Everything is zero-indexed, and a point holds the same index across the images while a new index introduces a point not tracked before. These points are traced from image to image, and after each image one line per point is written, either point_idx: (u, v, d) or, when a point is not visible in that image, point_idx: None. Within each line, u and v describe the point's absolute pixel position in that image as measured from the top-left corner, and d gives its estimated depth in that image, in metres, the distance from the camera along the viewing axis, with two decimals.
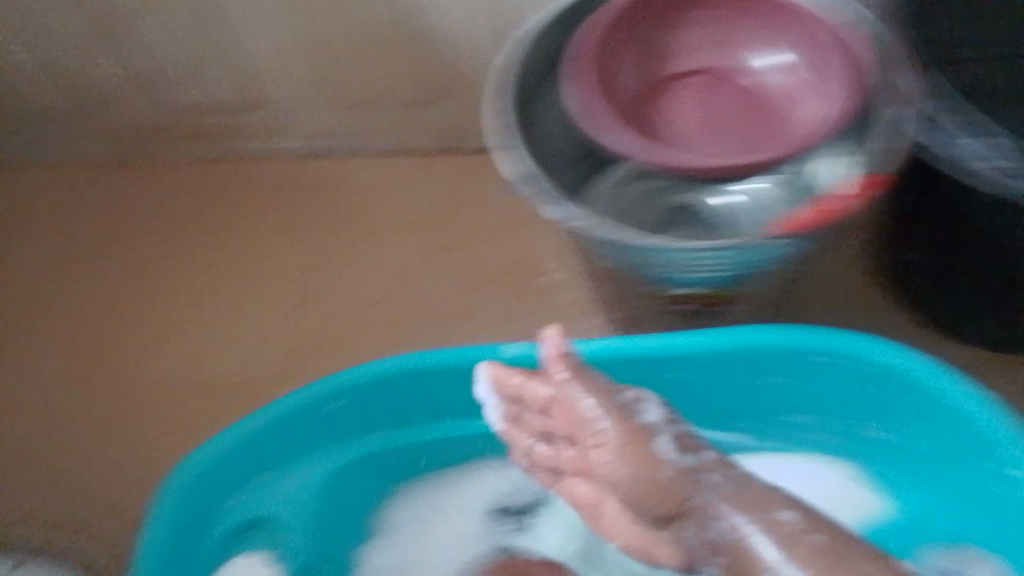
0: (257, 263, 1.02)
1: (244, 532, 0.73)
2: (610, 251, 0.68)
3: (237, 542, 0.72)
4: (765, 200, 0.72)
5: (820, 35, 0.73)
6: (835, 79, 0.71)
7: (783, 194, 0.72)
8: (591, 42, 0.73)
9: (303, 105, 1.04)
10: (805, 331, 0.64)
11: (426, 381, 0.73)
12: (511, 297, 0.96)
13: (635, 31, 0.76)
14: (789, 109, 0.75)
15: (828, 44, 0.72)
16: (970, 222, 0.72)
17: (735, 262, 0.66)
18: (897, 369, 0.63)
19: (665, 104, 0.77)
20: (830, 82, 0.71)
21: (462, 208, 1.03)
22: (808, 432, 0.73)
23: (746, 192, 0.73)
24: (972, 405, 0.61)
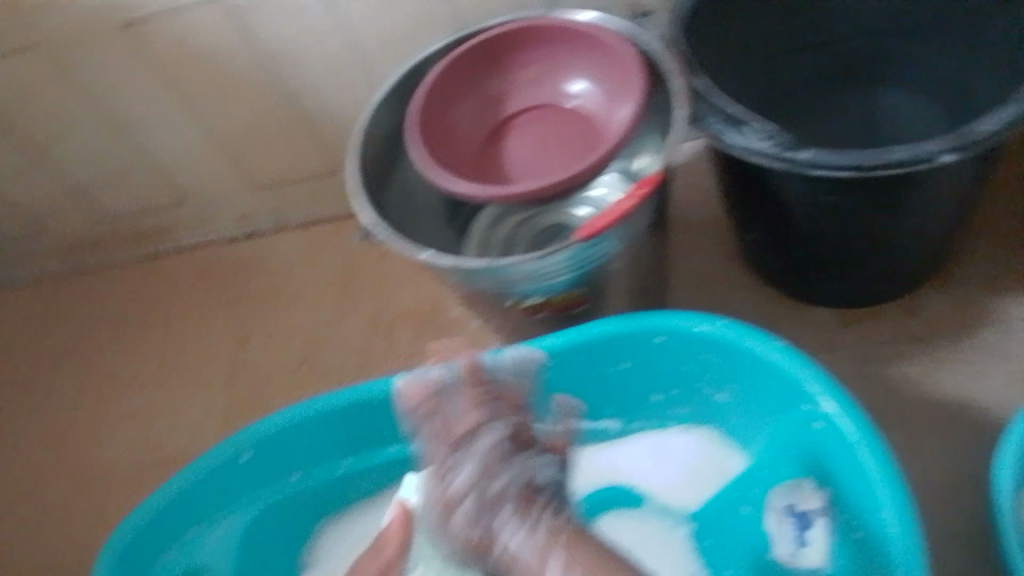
0: (202, 339, 1.14)
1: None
2: (460, 277, 0.78)
3: None
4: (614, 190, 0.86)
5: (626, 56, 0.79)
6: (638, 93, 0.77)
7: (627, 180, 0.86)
8: (418, 104, 0.81)
9: (221, 196, 1.16)
10: (624, 320, 0.77)
11: (331, 421, 0.84)
12: (419, 337, 1.06)
13: (463, 84, 0.84)
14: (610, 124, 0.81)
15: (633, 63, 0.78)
16: (786, 209, 0.80)
17: (563, 264, 0.75)
18: (715, 336, 0.74)
19: (504, 142, 0.85)
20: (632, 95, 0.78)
21: (370, 261, 1.14)
22: (656, 402, 0.85)
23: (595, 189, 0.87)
24: (780, 353, 0.71)
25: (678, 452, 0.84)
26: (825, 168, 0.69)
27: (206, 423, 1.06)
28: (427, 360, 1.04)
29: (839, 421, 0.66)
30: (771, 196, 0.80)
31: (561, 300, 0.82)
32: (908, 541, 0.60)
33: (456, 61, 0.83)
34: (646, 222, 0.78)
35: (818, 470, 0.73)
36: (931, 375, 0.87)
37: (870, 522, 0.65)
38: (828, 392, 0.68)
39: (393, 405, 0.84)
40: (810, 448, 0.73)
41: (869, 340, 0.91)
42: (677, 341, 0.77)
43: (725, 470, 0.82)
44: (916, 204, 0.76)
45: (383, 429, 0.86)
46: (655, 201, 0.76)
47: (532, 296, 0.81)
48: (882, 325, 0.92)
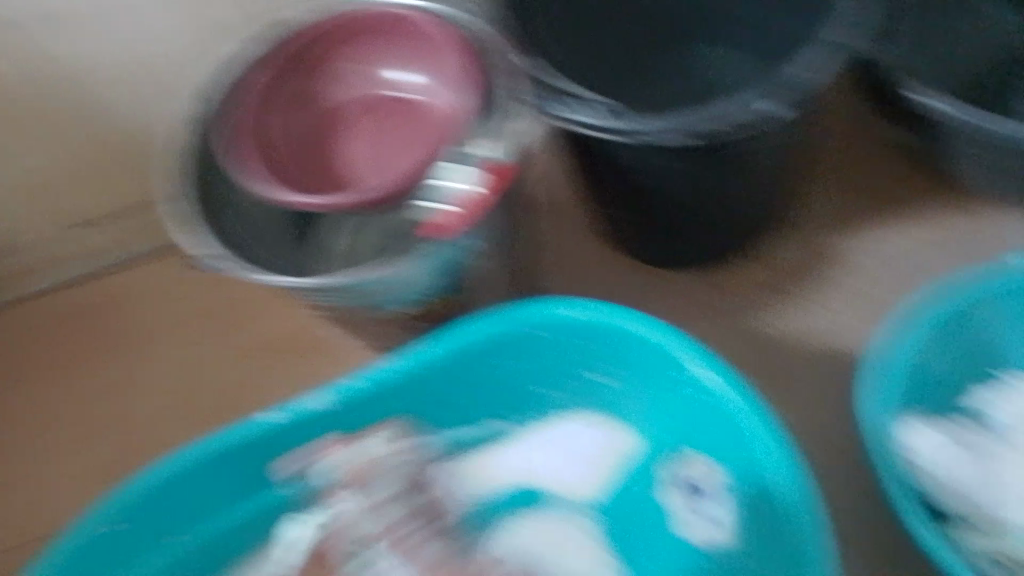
0: (33, 402, 1.01)
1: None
2: (322, 297, 0.75)
3: None
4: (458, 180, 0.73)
5: (444, 40, 0.80)
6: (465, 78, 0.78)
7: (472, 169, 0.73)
8: (246, 118, 0.80)
9: (33, 243, 1.03)
10: (498, 321, 0.76)
11: (204, 473, 0.76)
12: (281, 360, 1.00)
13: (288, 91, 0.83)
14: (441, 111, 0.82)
15: (452, 47, 0.79)
16: (634, 183, 0.80)
17: (428, 270, 0.74)
18: (592, 322, 0.75)
19: (340, 147, 0.84)
20: (461, 81, 0.79)
21: (213, 288, 1.05)
22: (543, 395, 0.84)
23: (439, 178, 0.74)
24: (659, 334, 0.73)
25: (570, 441, 0.85)
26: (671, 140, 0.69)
27: (58, 494, 0.96)
28: (295, 384, 0.99)
29: (728, 394, 0.70)
30: (618, 171, 0.79)
31: (432, 305, 0.80)
32: (803, 504, 0.66)
33: (280, 72, 0.82)
34: (504, 217, 0.78)
35: (702, 434, 0.77)
36: (793, 322, 0.90)
37: (764, 483, 0.69)
38: (710, 364, 0.71)
39: (271, 444, 0.77)
40: (699, 418, 0.76)
41: (731, 297, 0.93)
42: (556, 333, 0.77)
43: (616, 448, 0.84)
44: (756, 164, 0.78)
45: (260, 470, 0.80)
46: (508, 194, 0.75)
47: (397, 305, 0.78)
48: (741, 280, 0.94)
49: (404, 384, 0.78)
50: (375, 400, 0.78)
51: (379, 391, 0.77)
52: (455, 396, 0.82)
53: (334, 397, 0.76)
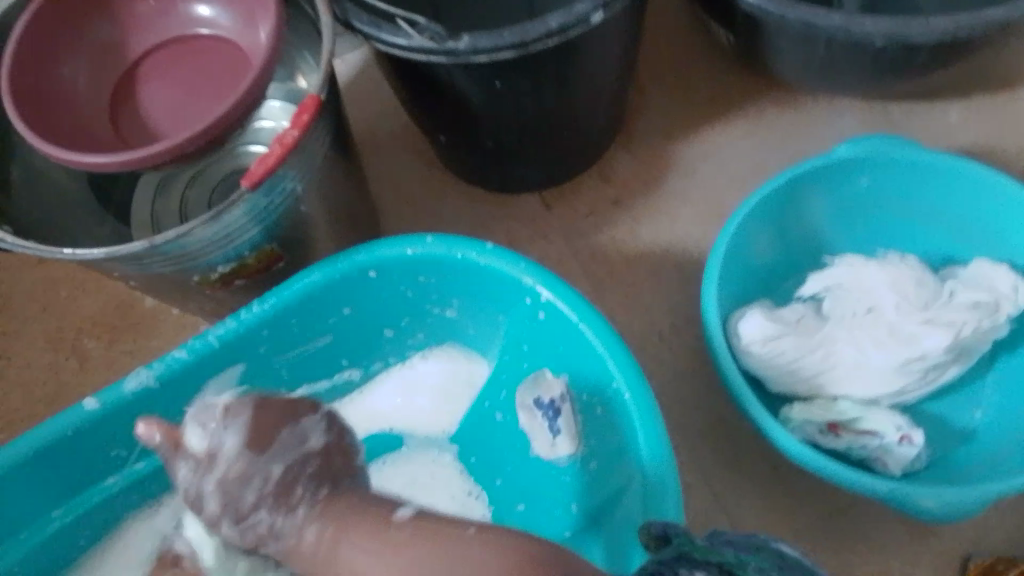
0: None
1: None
2: (126, 266, 0.66)
3: None
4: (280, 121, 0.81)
5: None
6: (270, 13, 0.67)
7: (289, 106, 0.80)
8: (6, 71, 0.65)
9: None
10: (326, 267, 0.71)
11: (26, 475, 0.70)
12: (114, 341, 0.93)
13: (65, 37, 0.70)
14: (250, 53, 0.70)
15: None
16: (461, 105, 0.77)
17: (240, 223, 0.66)
18: (425, 255, 0.70)
19: (135, 98, 0.73)
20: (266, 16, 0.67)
21: (26, 272, 0.96)
22: (389, 337, 0.80)
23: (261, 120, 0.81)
24: (488, 255, 0.69)
25: (422, 380, 0.83)
26: (487, 52, 0.65)
27: None
28: (132, 365, 0.92)
29: (557, 303, 0.67)
30: (444, 95, 0.76)
31: (257, 260, 0.73)
32: (644, 408, 0.62)
33: (46, 14, 0.67)
34: (325, 153, 0.70)
35: (550, 356, 0.73)
36: (634, 233, 0.91)
37: (608, 396, 0.66)
38: (545, 281, 0.68)
39: (98, 430, 0.72)
40: (543, 338, 0.73)
41: (574, 215, 0.93)
42: (390, 271, 0.72)
43: (472, 381, 0.82)
44: (583, 75, 0.76)
45: (92, 459, 0.74)
46: (326, 127, 0.67)
47: (219, 264, 0.70)
48: (582, 197, 0.94)
49: (234, 347, 0.73)
50: (205, 369, 0.73)
51: (207, 360, 0.72)
52: (296, 353, 0.77)
53: (157, 372, 0.70)
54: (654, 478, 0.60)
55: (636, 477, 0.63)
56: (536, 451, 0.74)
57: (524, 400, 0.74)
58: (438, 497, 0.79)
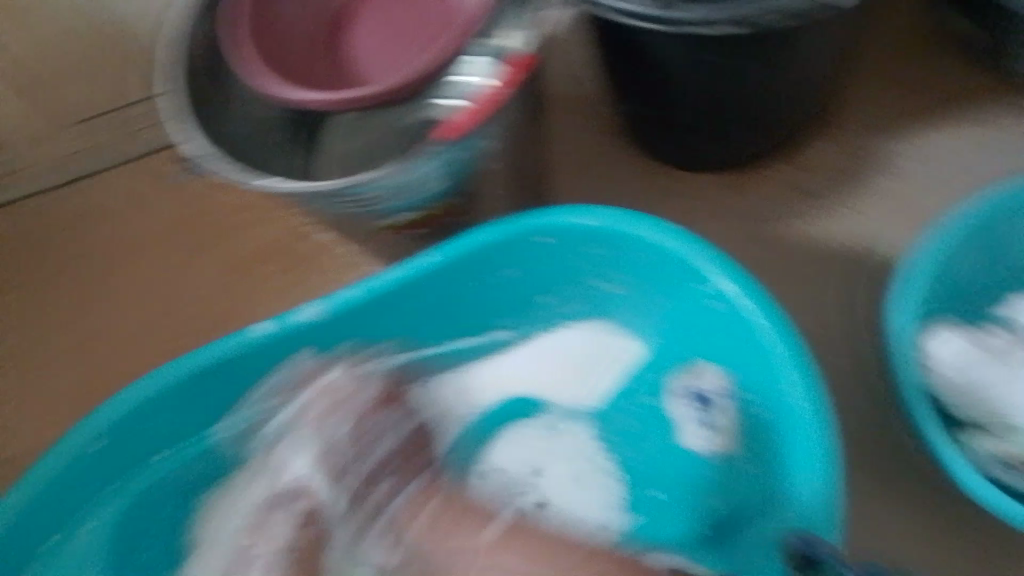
0: (27, 311, 0.98)
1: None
2: (318, 202, 0.70)
3: None
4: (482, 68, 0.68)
5: None
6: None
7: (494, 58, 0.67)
8: (244, 20, 0.74)
9: None
10: (499, 227, 0.69)
11: (194, 386, 0.72)
12: (283, 271, 0.96)
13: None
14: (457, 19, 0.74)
15: None
16: (664, 77, 0.74)
17: (430, 175, 0.67)
18: (602, 228, 0.68)
19: (349, 38, 0.79)
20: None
21: (212, 195, 1.01)
22: (546, 304, 0.78)
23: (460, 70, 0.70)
24: (667, 235, 0.66)
25: (571, 350, 0.79)
26: (711, 26, 0.63)
27: (52, 404, 0.93)
28: (297, 297, 0.95)
29: (734, 297, 0.63)
30: (649, 65, 0.74)
31: (438, 211, 0.74)
32: (813, 420, 0.58)
33: None
34: (517, 114, 0.70)
35: (710, 348, 0.70)
36: (817, 231, 0.86)
37: (770, 400, 0.63)
38: (728, 273, 0.64)
39: (265, 354, 0.73)
40: (711, 331, 0.69)
41: (755, 204, 0.88)
42: (564, 240, 0.70)
43: (628, 360, 0.78)
44: (793, 57, 0.71)
45: (248, 384, 0.75)
46: (520, 93, 0.68)
47: (401, 213, 0.72)
48: (767, 185, 0.88)
49: (399, 293, 0.73)
50: (371, 310, 0.73)
51: (373, 302, 0.73)
52: (457, 307, 0.76)
53: (326, 307, 0.72)
54: (808, 490, 0.57)
55: (788, 492, 0.60)
56: (682, 440, 0.75)
57: (676, 388, 0.75)
58: (574, 469, 0.78)
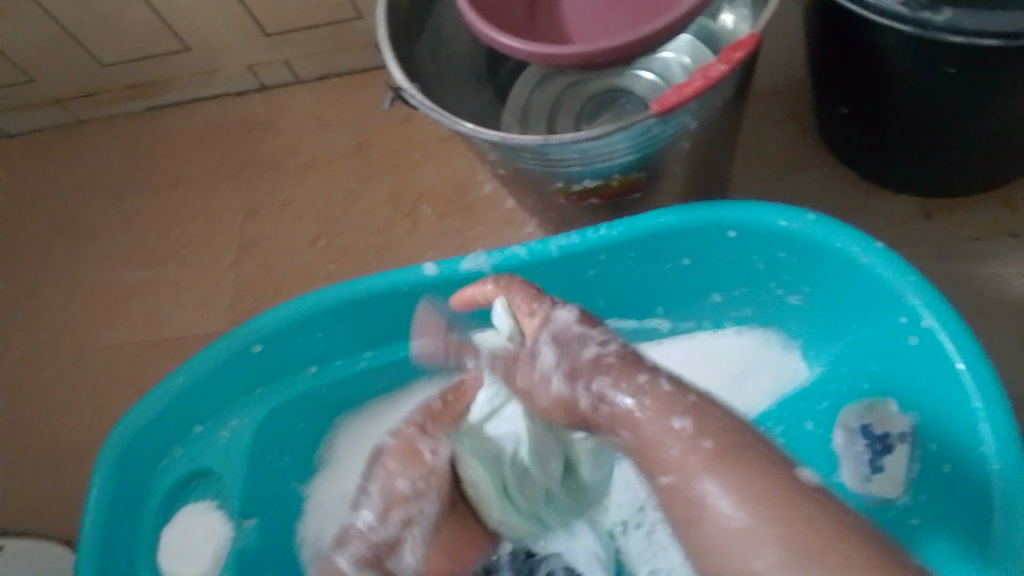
0: (211, 205, 1.05)
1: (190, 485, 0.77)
2: (508, 156, 0.66)
3: (185, 491, 0.77)
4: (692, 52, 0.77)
5: None
6: None
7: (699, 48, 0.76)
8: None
9: (231, 47, 1.04)
10: (688, 213, 0.66)
11: (358, 306, 0.75)
12: (447, 214, 0.97)
13: None
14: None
15: None
16: (886, 82, 0.69)
17: (626, 142, 0.63)
18: (795, 231, 0.64)
19: None
20: None
21: (393, 129, 1.03)
22: (712, 298, 0.75)
23: (669, 47, 0.77)
24: (872, 255, 0.61)
25: (731, 354, 0.76)
26: (964, 35, 0.58)
27: (215, 296, 0.99)
28: (455, 242, 0.95)
29: (939, 336, 0.57)
30: (875, 69, 0.68)
31: (617, 185, 0.71)
32: (1011, 492, 0.52)
33: None
34: (727, 95, 0.64)
35: (901, 388, 0.64)
36: None
37: (963, 454, 0.56)
38: (931, 305, 0.58)
39: (422, 293, 0.75)
40: (895, 364, 0.64)
41: (956, 237, 0.80)
42: (751, 236, 0.66)
43: (788, 374, 0.74)
44: None
45: (406, 315, 0.78)
46: (741, 69, 0.62)
47: (588, 178, 0.68)
48: (975, 220, 0.81)
49: (569, 260, 0.71)
50: (535, 271, 0.72)
51: (541, 265, 0.72)
52: (621, 284, 0.74)
53: (493, 262, 0.72)
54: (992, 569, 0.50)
55: None
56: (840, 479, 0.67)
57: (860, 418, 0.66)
58: None
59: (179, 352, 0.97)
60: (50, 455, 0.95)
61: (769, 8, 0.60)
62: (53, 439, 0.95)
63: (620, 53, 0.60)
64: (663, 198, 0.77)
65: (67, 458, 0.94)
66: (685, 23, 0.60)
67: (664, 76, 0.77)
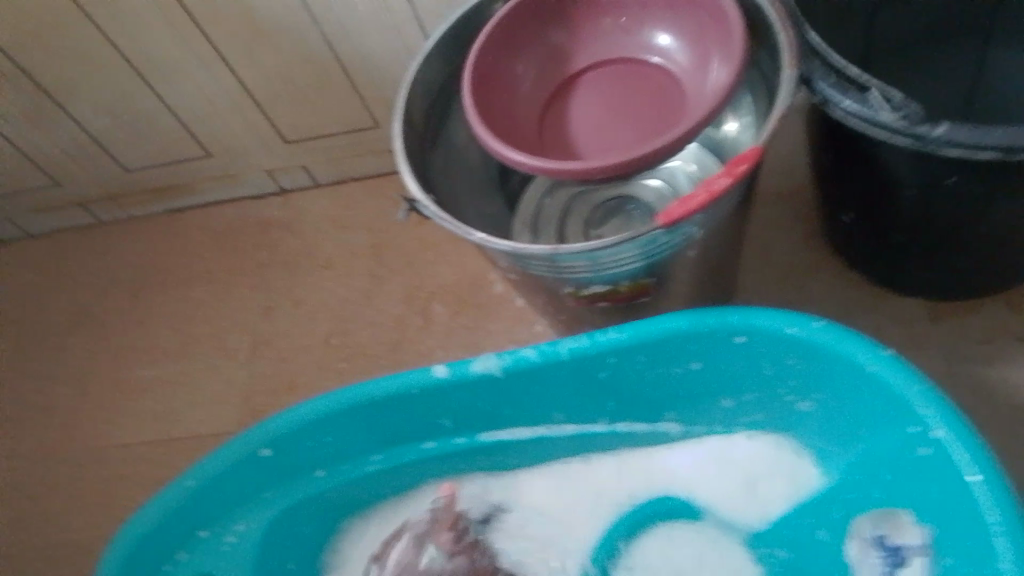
0: (226, 304, 1.07)
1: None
2: (519, 263, 0.68)
3: None
4: (700, 160, 0.80)
5: (712, 31, 0.69)
6: (723, 73, 0.66)
7: (707, 157, 0.80)
8: (473, 73, 0.70)
9: (251, 153, 1.08)
10: (697, 317, 0.67)
11: (367, 409, 0.76)
12: (459, 313, 0.98)
13: (547, 56, 0.74)
14: (699, 101, 0.69)
15: (719, 33, 0.68)
16: (888, 189, 0.71)
17: (634, 251, 0.65)
18: (805, 338, 0.64)
19: (571, 98, 0.74)
20: (729, 63, 0.65)
21: (407, 231, 1.06)
22: (723, 401, 0.75)
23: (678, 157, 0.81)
24: (882, 363, 0.61)
25: (733, 458, 0.76)
26: (963, 147, 0.60)
27: (226, 394, 1.00)
28: (468, 341, 0.96)
29: (952, 446, 0.57)
30: (876, 178, 0.71)
31: (627, 288, 0.72)
32: None
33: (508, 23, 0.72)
34: (731, 205, 0.66)
35: (918, 498, 0.63)
36: None
37: (981, 568, 0.55)
38: (943, 417, 0.58)
39: (432, 395, 0.75)
40: (909, 471, 0.63)
41: (965, 341, 0.81)
42: (761, 341, 0.67)
43: (801, 483, 0.73)
44: None
45: (416, 416, 0.78)
46: (744, 180, 0.63)
47: (598, 283, 0.70)
48: (983, 322, 0.81)
49: (580, 364, 0.72)
50: (546, 373, 0.73)
51: (552, 367, 0.72)
52: (631, 387, 0.75)
53: (504, 363, 0.72)
54: None
55: None
56: None
57: (877, 529, 0.67)
58: None
59: (189, 451, 0.97)
60: (51, 557, 0.93)
61: (773, 116, 0.62)
62: (56, 538, 0.94)
63: (626, 168, 0.62)
64: (672, 301, 0.78)
65: (69, 559, 0.92)
66: (692, 136, 0.62)
67: (674, 183, 0.80)
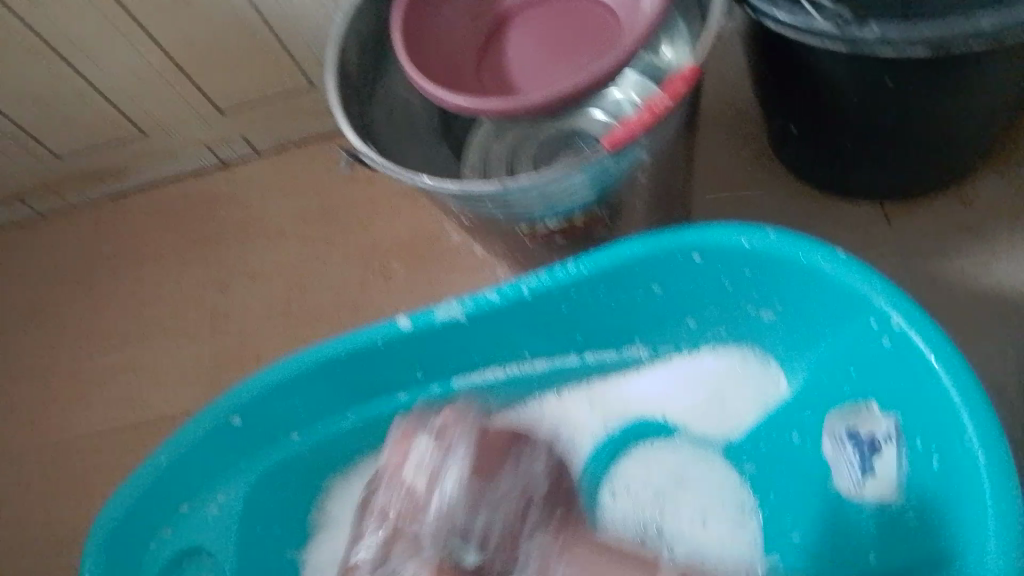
0: (179, 283, 1.05)
1: (184, 566, 0.75)
2: (471, 205, 0.68)
3: None
4: None
5: None
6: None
7: None
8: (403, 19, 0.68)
9: (187, 126, 1.05)
10: (655, 241, 0.67)
11: (335, 368, 0.75)
12: (418, 269, 0.97)
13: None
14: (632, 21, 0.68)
15: None
16: (828, 96, 0.71)
17: (583, 180, 0.64)
18: (760, 249, 0.65)
19: (503, 39, 0.73)
20: None
21: (356, 190, 1.04)
22: (687, 323, 0.76)
23: None
24: (838, 264, 0.62)
25: (707, 375, 0.77)
26: (896, 47, 0.60)
27: (192, 374, 0.98)
28: (429, 295, 0.95)
29: (910, 336, 0.58)
30: (816, 87, 0.71)
31: (582, 220, 0.71)
32: (994, 478, 0.52)
33: None
34: (677, 125, 0.66)
35: (880, 389, 0.65)
36: (989, 272, 0.79)
37: (946, 448, 0.57)
38: (899, 308, 0.59)
39: (399, 347, 0.75)
40: (872, 366, 0.65)
41: (916, 239, 0.82)
42: (718, 258, 0.68)
43: (770, 393, 0.75)
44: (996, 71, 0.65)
45: (385, 371, 0.78)
46: (685, 98, 0.63)
47: (552, 217, 0.69)
48: (933, 223, 0.83)
49: (542, 300, 0.72)
50: (509, 314, 0.73)
51: (516, 305, 0.72)
52: (596, 317, 0.75)
53: (468, 307, 0.72)
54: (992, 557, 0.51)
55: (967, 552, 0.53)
56: (833, 484, 0.69)
57: (853, 425, 0.67)
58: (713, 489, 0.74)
59: (160, 435, 0.96)
60: (31, 557, 0.92)
61: (710, 27, 0.61)
62: (36, 535, 0.93)
63: (568, 97, 0.62)
64: (626, 230, 0.78)
65: (52, 553, 0.91)
66: (626, 63, 0.62)
67: None
